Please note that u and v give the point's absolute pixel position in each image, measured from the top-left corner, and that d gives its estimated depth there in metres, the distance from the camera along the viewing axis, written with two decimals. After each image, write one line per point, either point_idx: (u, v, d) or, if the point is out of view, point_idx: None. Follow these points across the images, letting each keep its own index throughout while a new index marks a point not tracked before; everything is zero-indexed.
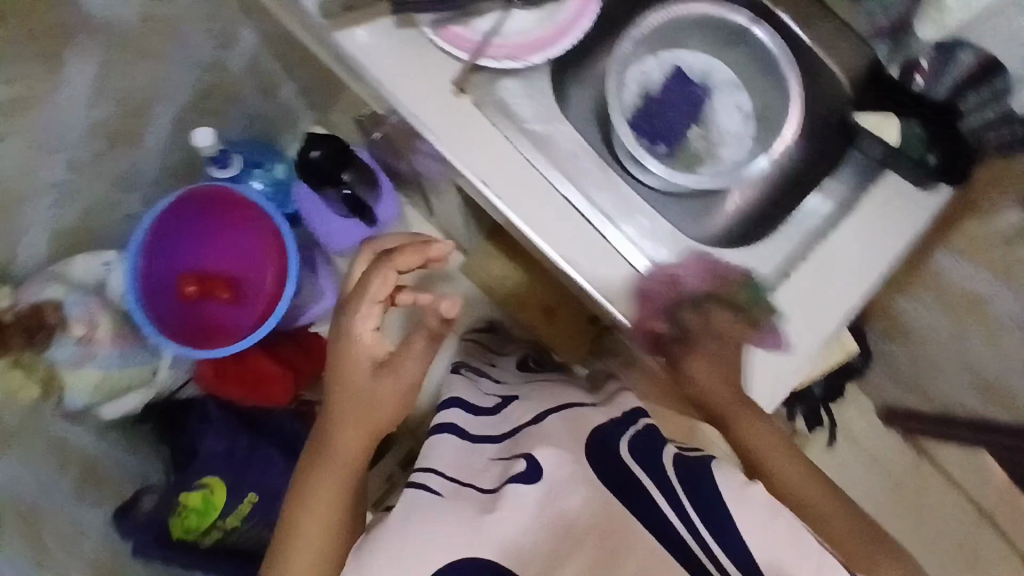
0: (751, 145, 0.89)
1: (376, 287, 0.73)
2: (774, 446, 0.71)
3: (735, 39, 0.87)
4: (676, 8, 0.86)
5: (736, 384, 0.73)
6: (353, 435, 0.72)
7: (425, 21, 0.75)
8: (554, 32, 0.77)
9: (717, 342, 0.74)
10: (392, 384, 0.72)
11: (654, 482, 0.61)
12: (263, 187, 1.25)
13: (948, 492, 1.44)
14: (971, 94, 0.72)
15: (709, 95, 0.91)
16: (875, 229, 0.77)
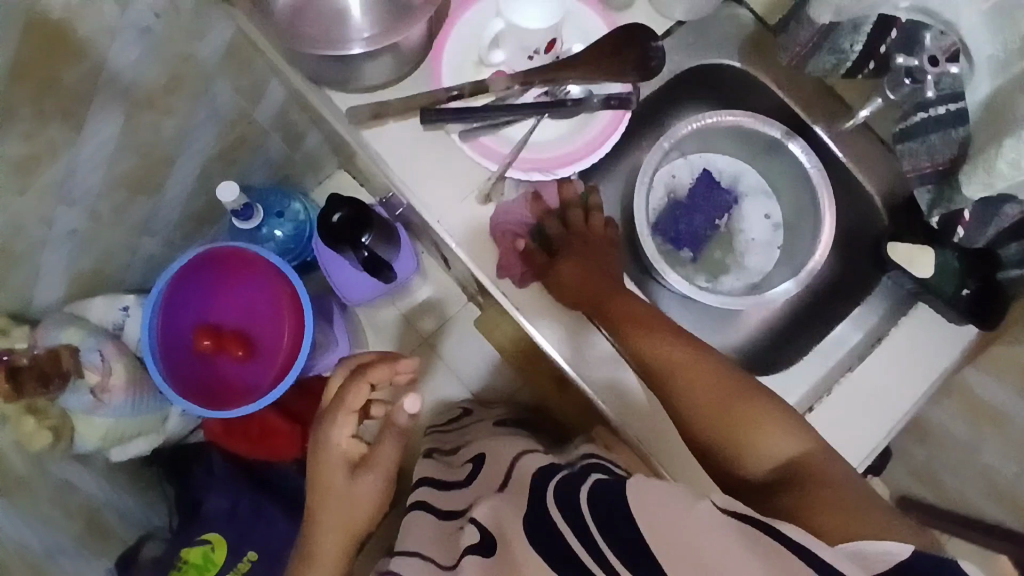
0: (778, 256, 0.87)
1: (350, 400, 0.74)
2: (632, 312, 0.70)
3: (769, 149, 0.85)
4: (710, 116, 0.82)
5: (597, 269, 0.73)
6: (334, 536, 0.75)
7: (454, 130, 0.75)
8: (585, 145, 0.76)
9: (581, 242, 0.75)
10: (370, 483, 0.76)
11: (573, 529, 0.51)
12: (283, 233, 1.23)
13: None
14: (1014, 244, 0.69)
15: (739, 200, 0.88)
16: (900, 368, 0.75)
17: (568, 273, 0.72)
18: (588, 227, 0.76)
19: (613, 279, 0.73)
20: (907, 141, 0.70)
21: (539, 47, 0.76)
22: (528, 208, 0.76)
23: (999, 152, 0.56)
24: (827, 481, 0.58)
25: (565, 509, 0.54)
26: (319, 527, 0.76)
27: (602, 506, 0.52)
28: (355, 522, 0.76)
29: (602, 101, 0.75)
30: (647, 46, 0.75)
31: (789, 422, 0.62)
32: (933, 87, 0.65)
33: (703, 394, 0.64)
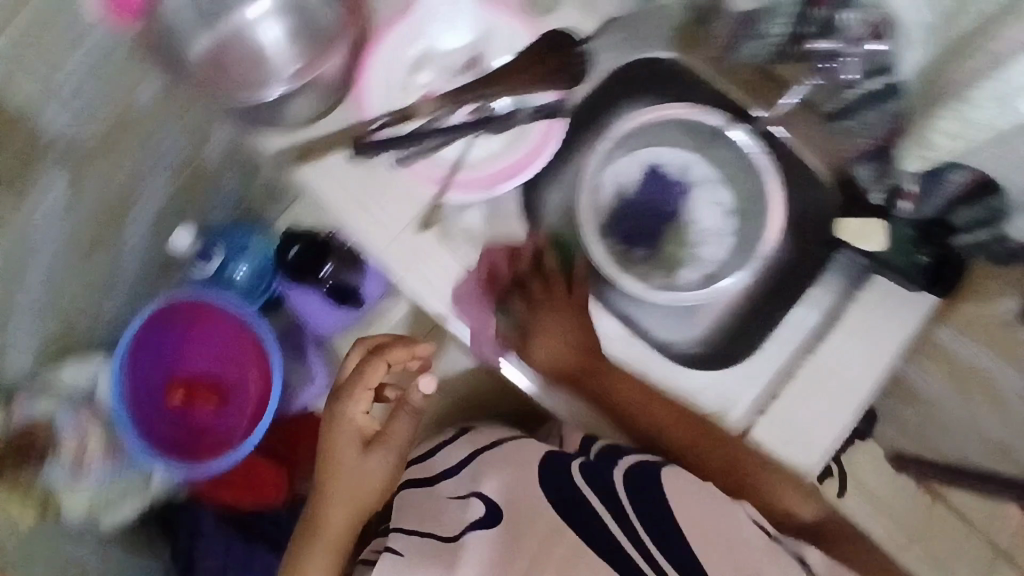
0: (732, 245, 0.83)
1: (370, 375, 0.76)
2: (621, 389, 0.82)
3: (715, 135, 0.82)
4: (660, 108, 0.79)
5: (576, 346, 0.84)
6: (343, 509, 0.75)
7: (387, 158, 0.74)
8: (522, 159, 0.74)
9: (556, 319, 0.84)
10: (380, 461, 0.75)
11: (608, 509, 0.71)
12: (246, 273, 1.13)
13: None
14: (964, 210, 0.67)
15: (689, 189, 0.86)
16: (860, 346, 0.76)
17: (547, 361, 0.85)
18: (549, 296, 0.84)
19: (598, 357, 0.83)
20: (844, 120, 0.69)
21: (461, 65, 0.75)
22: (483, 282, 0.79)
23: (932, 125, 0.57)
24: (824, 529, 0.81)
25: (596, 484, 0.73)
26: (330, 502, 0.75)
27: (645, 508, 0.71)
28: (358, 501, 0.75)
29: (534, 111, 0.74)
30: (570, 52, 0.76)
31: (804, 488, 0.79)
32: (855, 66, 0.65)
33: (696, 458, 0.81)
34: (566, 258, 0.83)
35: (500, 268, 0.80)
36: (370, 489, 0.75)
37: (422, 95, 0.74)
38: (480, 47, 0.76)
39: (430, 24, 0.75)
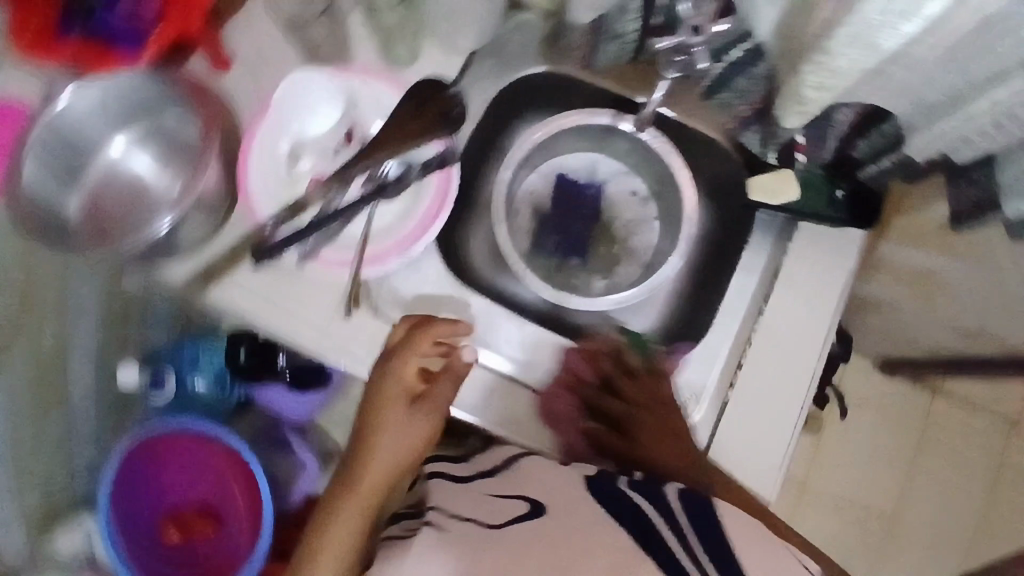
0: (659, 226, 0.87)
1: (425, 344, 0.70)
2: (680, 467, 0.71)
3: (608, 133, 0.85)
4: (550, 123, 0.81)
5: (674, 435, 0.74)
6: (383, 471, 0.66)
7: (292, 252, 0.73)
8: (426, 214, 0.74)
9: (647, 412, 0.77)
10: (426, 423, 0.68)
11: (664, 518, 0.58)
12: (208, 386, 1.05)
13: (981, 425, 1.34)
14: (862, 141, 0.68)
15: (603, 188, 0.88)
16: (804, 296, 0.76)
17: (654, 453, 0.74)
18: (642, 398, 0.77)
19: (670, 444, 0.74)
20: (716, 95, 0.68)
21: (340, 142, 0.74)
22: (566, 392, 0.77)
23: (801, 81, 0.56)
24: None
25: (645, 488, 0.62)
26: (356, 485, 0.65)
27: (700, 520, 0.59)
28: (384, 478, 0.66)
29: (424, 166, 0.74)
30: (444, 97, 0.76)
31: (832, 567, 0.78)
32: (704, 53, 0.62)
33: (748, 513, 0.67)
34: (646, 353, 0.79)
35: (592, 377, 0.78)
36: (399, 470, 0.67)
37: (310, 183, 0.73)
38: (354, 118, 0.75)
39: (296, 109, 0.73)
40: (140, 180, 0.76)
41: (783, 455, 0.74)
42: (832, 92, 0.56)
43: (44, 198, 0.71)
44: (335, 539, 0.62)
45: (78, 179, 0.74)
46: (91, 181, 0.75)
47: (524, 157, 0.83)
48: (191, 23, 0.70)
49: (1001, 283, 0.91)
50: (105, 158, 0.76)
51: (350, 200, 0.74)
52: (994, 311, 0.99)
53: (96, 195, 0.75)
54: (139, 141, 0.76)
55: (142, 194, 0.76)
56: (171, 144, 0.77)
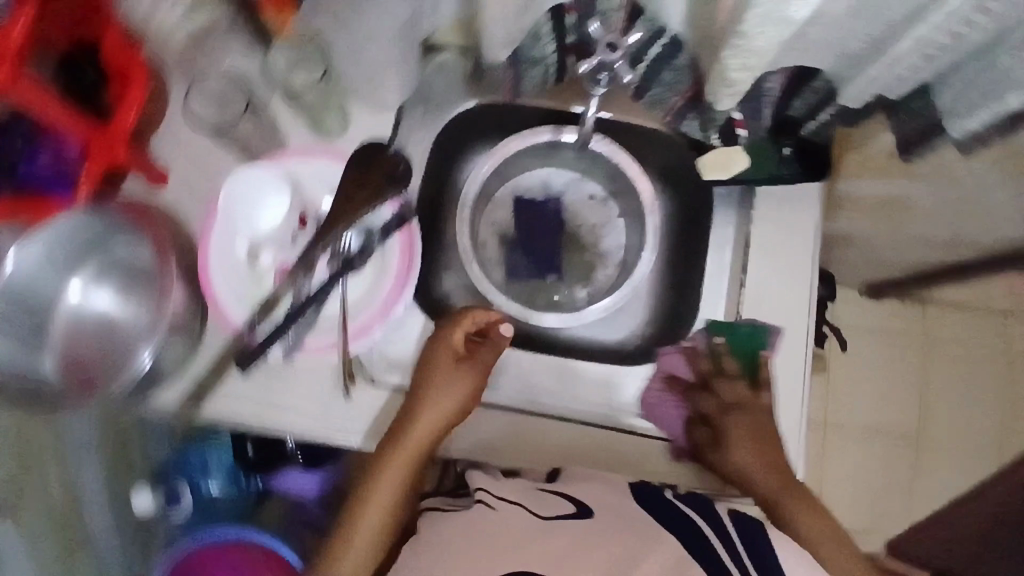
0: (623, 223, 0.88)
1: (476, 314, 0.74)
2: (780, 491, 0.71)
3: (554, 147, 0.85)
4: (495, 153, 0.81)
5: (769, 453, 0.73)
6: (433, 421, 0.70)
7: (275, 348, 0.72)
8: (397, 277, 0.74)
9: (742, 415, 0.74)
10: (468, 380, 0.72)
11: (711, 528, 0.61)
12: (223, 487, 0.98)
13: (975, 322, 1.37)
14: (796, 99, 0.69)
15: (561, 200, 0.89)
16: (781, 257, 0.77)
17: (748, 462, 0.73)
18: (737, 398, 0.75)
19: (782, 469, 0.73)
20: (645, 94, 0.68)
21: (294, 228, 0.74)
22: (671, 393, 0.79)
23: (724, 65, 0.57)
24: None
25: (692, 503, 0.64)
26: (392, 455, 0.68)
27: (743, 529, 0.62)
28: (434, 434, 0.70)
29: (383, 231, 0.73)
30: (386, 157, 0.76)
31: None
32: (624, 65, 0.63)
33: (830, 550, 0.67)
34: (749, 360, 0.75)
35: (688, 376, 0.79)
36: (430, 436, 0.70)
37: (277, 276, 0.73)
38: (303, 201, 0.74)
39: (243, 209, 0.72)
40: (108, 319, 0.75)
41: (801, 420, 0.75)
42: (758, 69, 0.56)
43: (22, 369, 0.69)
44: (380, 493, 0.66)
45: (44, 336, 0.72)
46: (59, 335, 0.73)
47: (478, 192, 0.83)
48: (116, 152, 0.69)
49: (959, 190, 0.94)
50: (65, 306, 0.74)
51: (319, 282, 0.73)
52: (959, 218, 1.01)
53: (67, 346, 0.74)
54: (94, 280, 0.75)
55: (115, 332, 0.75)
56: (130, 275, 0.75)
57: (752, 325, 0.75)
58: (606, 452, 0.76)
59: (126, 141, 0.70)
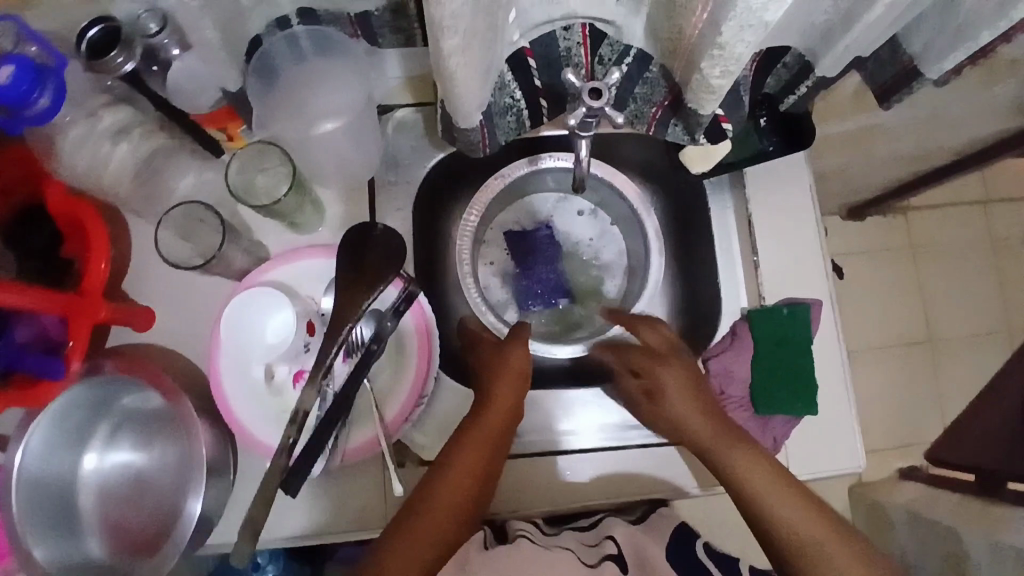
0: (619, 231, 0.88)
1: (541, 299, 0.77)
2: (714, 431, 0.69)
3: (535, 176, 0.83)
4: (477, 201, 0.80)
5: (704, 403, 0.71)
6: (504, 391, 0.70)
7: (316, 464, 0.69)
8: (419, 356, 0.73)
9: (668, 360, 0.74)
10: (521, 358, 0.72)
11: None
12: None
13: (955, 218, 1.41)
14: (771, 75, 0.67)
15: (552, 224, 0.87)
16: (781, 231, 0.77)
17: (680, 405, 0.71)
18: (662, 346, 0.76)
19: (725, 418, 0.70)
20: (623, 110, 0.66)
21: (303, 338, 0.68)
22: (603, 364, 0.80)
23: (704, 75, 0.55)
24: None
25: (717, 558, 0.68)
26: (467, 435, 0.67)
27: None
28: (508, 411, 0.69)
29: (393, 312, 0.71)
30: (377, 238, 0.72)
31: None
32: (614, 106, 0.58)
33: (770, 493, 0.64)
34: (799, 338, 0.75)
35: (747, 378, 0.77)
36: (503, 422, 0.69)
37: (297, 387, 0.70)
38: (308, 309, 0.70)
39: (246, 333, 0.68)
40: (132, 475, 0.73)
41: (844, 386, 0.77)
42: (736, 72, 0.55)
43: (70, 560, 0.67)
44: (450, 476, 0.64)
45: (81, 520, 0.70)
46: (87, 507, 0.70)
47: (472, 242, 0.81)
48: (97, 309, 0.67)
49: (927, 110, 0.95)
50: (88, 482, 0.71)
51: (342, 381, 0.70)
52: (926, 133, 1.02)
53: (107, 518, 0.71)
54: (108, 445, 0.72)
55: (149, 487, 0.72)
56: (144, 425, 0.73)
57: (790, 304, 0.76)
58: (667, 472, 0.77)
59: (100, 293, 0.67)
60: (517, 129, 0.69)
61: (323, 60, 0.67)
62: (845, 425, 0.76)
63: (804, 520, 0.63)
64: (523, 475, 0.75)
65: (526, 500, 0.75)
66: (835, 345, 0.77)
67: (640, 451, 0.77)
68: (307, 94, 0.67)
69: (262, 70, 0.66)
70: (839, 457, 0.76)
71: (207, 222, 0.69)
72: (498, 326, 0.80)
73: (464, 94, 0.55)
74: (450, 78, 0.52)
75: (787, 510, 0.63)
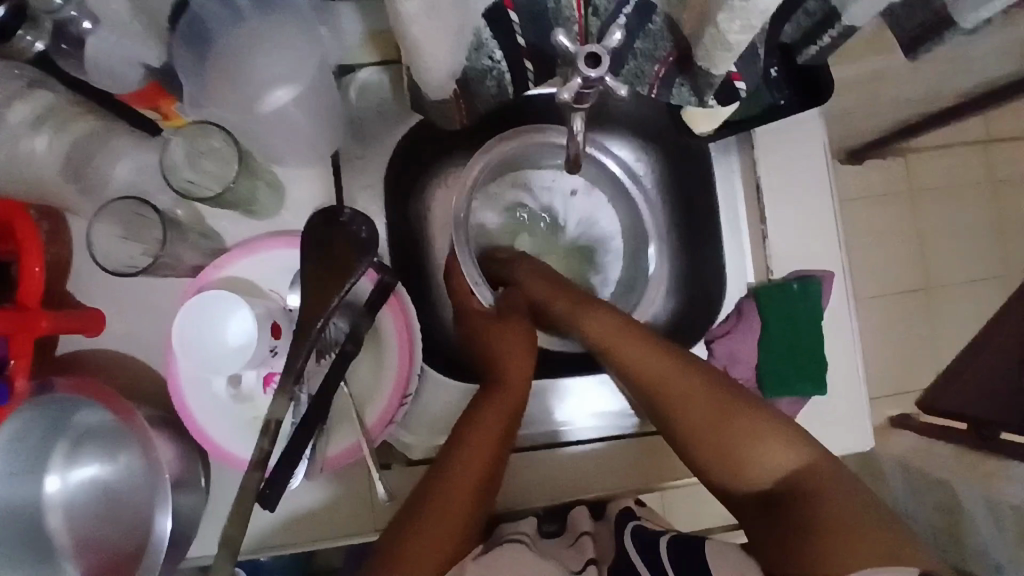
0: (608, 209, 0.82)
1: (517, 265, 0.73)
2: (562, 300, 0.67)
3: (533, 151, 0.75)
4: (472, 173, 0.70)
5: (558, 278, 0.70)
6: (517, 354, 0.65)
7: (296, 473, 0.63)
8: (401, 351, 0.67)
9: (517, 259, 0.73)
10: (519, 324, 0.68)
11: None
12: None
13: None
14: (790, 22, 0.59)
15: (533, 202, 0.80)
16: (791, 199, 0.71)
17: (530, 282, 0.70)
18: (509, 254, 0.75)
19: (576, 288, 0.69)
20: (621, 71, 0.57)
21: (270, 342, 0.61)
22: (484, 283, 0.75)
23: (720, 30, 0.47)
24: (826, 488, 0.54)
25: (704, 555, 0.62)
26: (478, 423, 0.60)
27: None
28: (523, 377, 0.64)
29: (370, 308, 0.65)
30: (340, 227, 0.64)
31: (784, 432, 0.57)
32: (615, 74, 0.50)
33: (638, 356, 0.62)
34: (812, 314, 0.70)
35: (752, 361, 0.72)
36: (507, 419, 0.61)
37: (269, 393, 0.64)
38: (271, 308, 0.62)
39: (200, 347, 0.59)
40: (101, 486, 0.64)
41: (858, 361, 0.72)
42: (757, 28, 0.46)
43: None
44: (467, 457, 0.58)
45: (52, 545, 0.63)
46: (56, 527, 0.63)
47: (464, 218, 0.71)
48: (37, 320, 0.59)
49: (947, 55, 0.87)
50: (54, 503, 0.63)
51: (315, 385, 0.64)
52: (942, 78, 0.95)
53: (83, 540, 0.64)
54: (70, 459, 0.63)
55: (123, 500, 0.63)
56: (106, 432, 0.63)
57: (802, 278, 0.70)
58: (671, 456, 0.72)
59: (39, 301, 0.60)
60: (499, 95, 0.61)
61: (264, 19, 0.56)
62: (858, 401, 0.72)
63: (681, 380, 0.60)
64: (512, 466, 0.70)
65: (518, 496, 0.70)
66: (849, 319, 0.71)
67: (639, 437, 0.73)
68: (247, 61, 0.56)
69: (191, 36, 0.55)
70: (851, 436, 0.72)
71: (148, 219, 0.61)
72: (484, 296, 0.70)
73: (434, 62, 0.47)
74: (413, 44, 0.43)
75: (630, 356, 0.62)
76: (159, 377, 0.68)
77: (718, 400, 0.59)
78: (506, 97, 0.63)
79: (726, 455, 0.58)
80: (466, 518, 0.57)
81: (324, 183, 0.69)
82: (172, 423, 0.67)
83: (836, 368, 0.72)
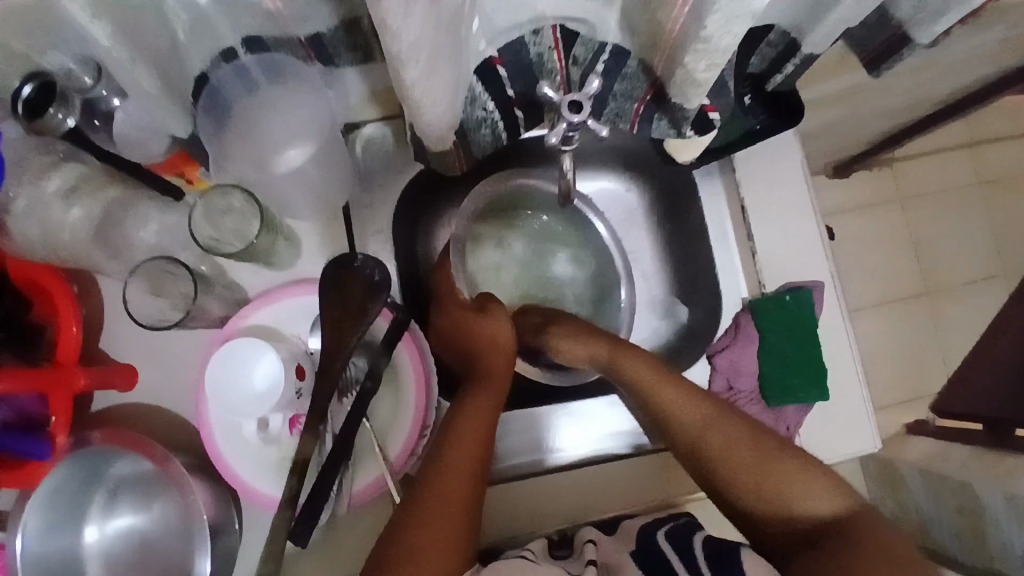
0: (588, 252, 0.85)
1: (570, 321, 0.75)
2: (601, 348, 0.72)
3: (523, 194, 0.81)
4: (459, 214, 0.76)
5: (588, 332, 0.73)
6: (499, 349, 0.71)
7: (325, 507, 0.66)
8: (419, 390, 0.71)
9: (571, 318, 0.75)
10: (488, 324, 0.71)
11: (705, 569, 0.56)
12: None
13: None
14: (756, 55, 0.64)
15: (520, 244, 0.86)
16: (775, 217, 0.75)
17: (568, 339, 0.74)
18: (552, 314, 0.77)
19: (610, 337, 0.73)
20: (603, 112, 0.63)
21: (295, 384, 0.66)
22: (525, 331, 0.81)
23: (689, 69, 0.51)
24: (866, 532, 0.55)
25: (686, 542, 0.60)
26: (459, 418, 0.64)
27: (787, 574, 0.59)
28: (507, 361, 0.71)
29: (386, 345, 0.70)
30: (356, 270, 0.69)
31: (823, 480, 0.60)
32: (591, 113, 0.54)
33: (679, 408, 0.66)
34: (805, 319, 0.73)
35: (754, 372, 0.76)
36: (487, 434, 0.64)
37: (295, 435, 0.67)
38: (294, 352, 0.67)
39: (236, 392, 0.63)
40: (137, 539, 0.67)
41: (855, 367, 0.75)
42: (721, 64, 0.51)
43: None
44: (458, 448, 0.61)
45: None
46: None
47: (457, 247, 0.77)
48: (74, 377, 0.63)
49: (929, 76, 0.91)
50: (93, 553, 0.66)
51: (340, 422, 0.68)
52: (923, 95, 0.99)
53: None
54: (107, 509, 0.67)
55: (155, 549, 0.67)
56: (140, 481, 0.67)
57: (790, 289, 0.75)
58: (681, 472, 0.76)
59: (73, 360, 0.64)
60: (492, 141, 0.67)
61: (275, 87, 0.63)
62: (859, 407, 0.75)
63: (717, 431, 0.64)
64: (530, 488, 0.73)
65: (539, 520, 0.73)
66: (842, 326, 0.75)
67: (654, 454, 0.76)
68: (261, 123, 0.64)
69: (212, 107, 0.62)
70: (854, 440, 0.74)
71: (175, 275, 0.66)
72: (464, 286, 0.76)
73: (431, 113, 0.51)
74: (411, 95, 0.47)
75: (677, 410, 0.66)
76: (190, 424, 0.71)
77: (751, 443, 0.62)
78: (501, 143, 0.69)
79: (762, 490, 0.60)
80: (467, 507, 0.58)
81: (336, 233, 0.74)
82: (204, 467, 0.70)
83: (836, 374, 0.75)
